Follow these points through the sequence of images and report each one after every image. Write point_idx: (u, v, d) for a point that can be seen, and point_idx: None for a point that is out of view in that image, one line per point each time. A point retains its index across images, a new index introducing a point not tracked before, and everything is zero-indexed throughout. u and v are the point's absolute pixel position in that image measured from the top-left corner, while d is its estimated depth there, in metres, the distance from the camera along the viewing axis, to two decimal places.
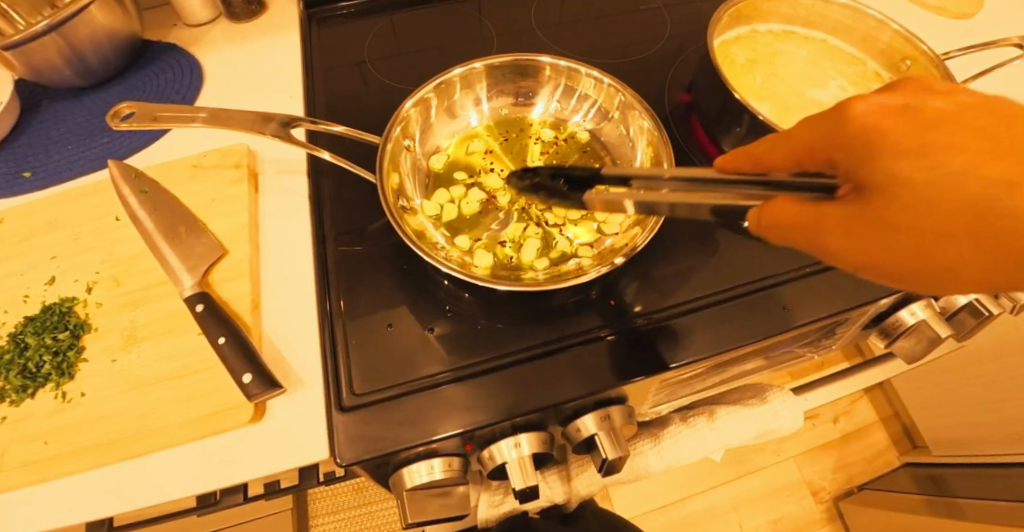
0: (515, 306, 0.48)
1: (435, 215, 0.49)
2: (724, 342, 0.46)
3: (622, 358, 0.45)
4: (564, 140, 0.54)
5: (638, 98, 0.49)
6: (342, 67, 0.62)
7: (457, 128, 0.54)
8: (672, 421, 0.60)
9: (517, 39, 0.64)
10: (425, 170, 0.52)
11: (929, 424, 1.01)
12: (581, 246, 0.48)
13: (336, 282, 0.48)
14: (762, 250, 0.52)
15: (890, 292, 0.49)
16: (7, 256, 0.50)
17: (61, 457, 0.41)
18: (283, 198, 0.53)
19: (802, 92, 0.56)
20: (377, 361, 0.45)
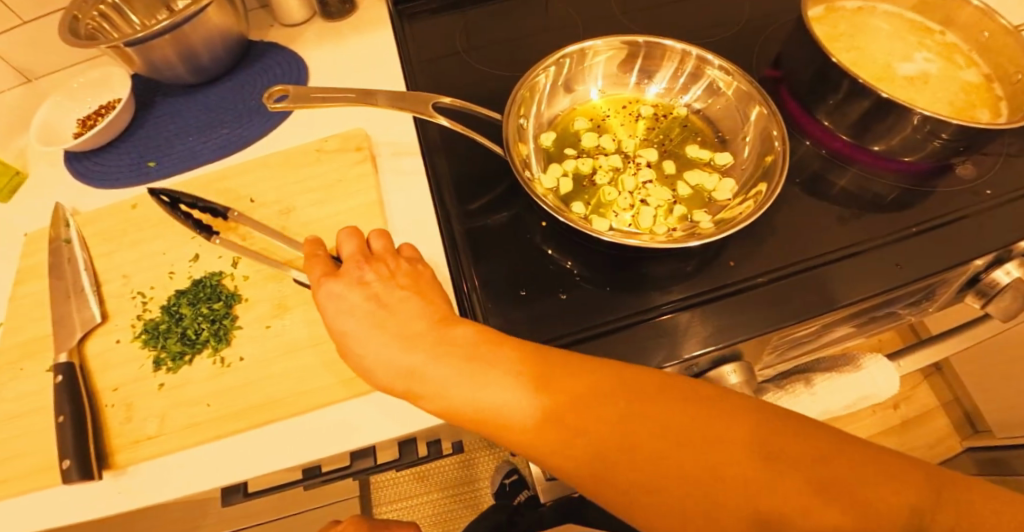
0: (617, 275, 0.50)
1: (553, 186, 0.51)
2: (839, 300, 0.48)
3: (742, 314, 0.47)
4: (665, 116, 0.57)
5: (750, 80, 0.53)
6: (437, 58, 0.65)
7: (561, 108, 0.57)
8: (768, 389, 0.61)
9: (601, 27, 0.67)
10: (536, 146, 0.54)
11: (993, 406, 1.01)
12: (695, 213, 0.50)
13: (466, 252, 0.50)
14: (859, 216, 0.53)
15: (985, 252, 0.50)
16: (149, 237, 0.53)
17: (222, 418, 0.43)
18: (402, 177, 0.56)
19: (890, 66, 0.59)
20: (508, 323, 0.46)
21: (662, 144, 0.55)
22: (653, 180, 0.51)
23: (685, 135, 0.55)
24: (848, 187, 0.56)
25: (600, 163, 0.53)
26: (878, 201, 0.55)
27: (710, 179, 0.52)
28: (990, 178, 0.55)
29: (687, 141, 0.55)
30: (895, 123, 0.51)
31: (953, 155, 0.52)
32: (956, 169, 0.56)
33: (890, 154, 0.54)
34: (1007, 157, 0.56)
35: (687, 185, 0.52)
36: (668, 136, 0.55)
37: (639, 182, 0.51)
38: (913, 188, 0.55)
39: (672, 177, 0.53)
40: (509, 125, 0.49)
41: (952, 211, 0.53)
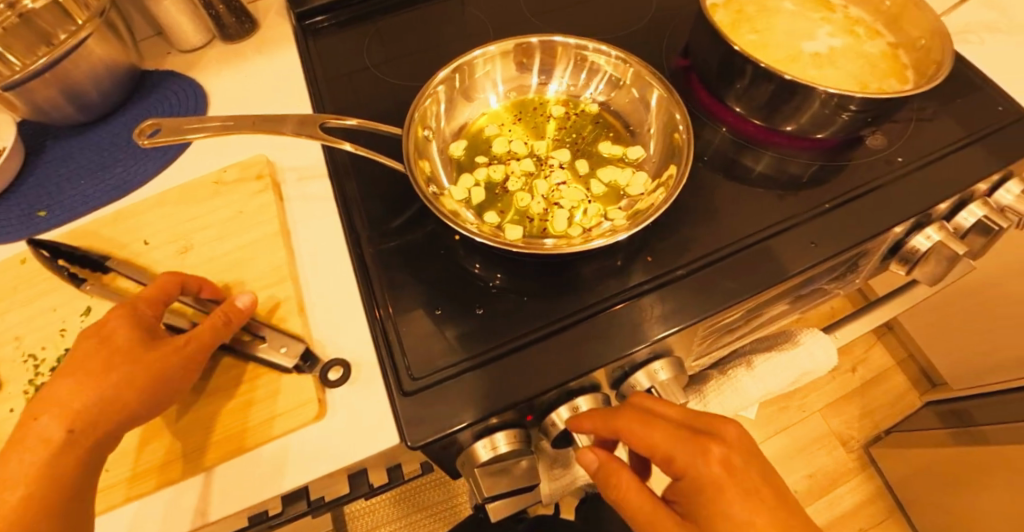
0: (543, 280, 0.48)
1: (464, 198, 0.49)
2: (760, 283, 0.47)
3: (664, 308, 0.46)
4: (576, 114, 0.56)
5: (651, 69, 0.52)
6: (343, 73, 0.63)
7: (468, 116, 0.55)
8: (712, 377, 0.62)
9: (510, 27, 0.65)
10: (445, 157, 0.52)
11: (946, 359, 1.03)
12: (610, 210, 0.49)
13: (378, 276, 0.48)
14: (777, 196, 0.53)
15: (902, 219, 0.50)
16: (40, 292, 0.50)
17: (114, 487, 0.39)
18: (310, 202, 0.53)
19: (795, 43, 0.58)
20: (425, 346, 0.44)
21: (573, 143, 0.53)
22: (567, 181, 0.50)
23: (596, 131, 0.54)
24: (765, 169, 0.55)
25: (512, 168, 0.51)
26: (795, 180, 0.54)
27: (622, 173, 0.51)
28: (900, 145, 0.55)
29: (600, 138, 0.54)
30: (801, 101, 0.51)
31: (863, 126, 0.52)
32: (867, 139, 0.56)
33: (803, 133, 0.54)
34: (917, 122, 0.57)
35: (601, 182, 0.50)
36: (580, 134, 0.54)
37: (552, 184, 0.50)
38: (829, 163, 0.55)
39: (586, 175, 0.51)
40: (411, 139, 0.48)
41: (870, 180, 0.53)
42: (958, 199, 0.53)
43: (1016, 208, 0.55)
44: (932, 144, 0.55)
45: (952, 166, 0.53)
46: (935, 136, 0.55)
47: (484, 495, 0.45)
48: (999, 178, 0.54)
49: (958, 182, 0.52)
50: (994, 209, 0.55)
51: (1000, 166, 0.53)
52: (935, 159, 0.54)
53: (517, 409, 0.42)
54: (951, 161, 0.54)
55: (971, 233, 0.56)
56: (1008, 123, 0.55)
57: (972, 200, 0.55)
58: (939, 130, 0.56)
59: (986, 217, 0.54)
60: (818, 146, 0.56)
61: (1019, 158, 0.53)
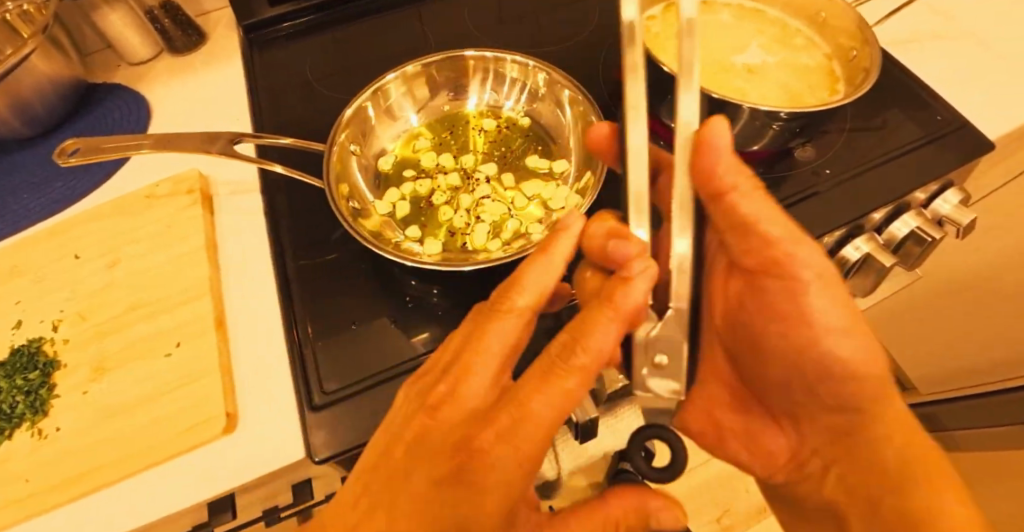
0: (471, 294, 0.48)
1: (388, 213, 0.50)
2: None
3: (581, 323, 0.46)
4: (503, 127, 0.56)
5: (562, 74, 0.53)
6: (285, 85, 0.64)
7: (400, 134, 0.56)
8: None
9: (447, 41, 0.65)
10: (377, 172, 0.53)
11: (915, 363, 1.02)
12: (532, 223, 0.48)
13: (298, 290, 0.49)
14: None
15: (828, 230, 0.51)
16: None
17: (36, 495, 0.41)
18: (239, 216, 0.54)
19: (726, 55, 0.58)
20: (343, 359, 0.45)
21: (498, 156, 0.54)
22: (491, 194, 0.50)
23: (521, 144, 0.55)
24: None
25: (438, 182, 0.52)
26: None
27: (543, 187, 0.51)
28: (833, 156, 0.55)
29: (527, 151, 0.54)
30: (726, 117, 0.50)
31: (790, 138, 0.52)
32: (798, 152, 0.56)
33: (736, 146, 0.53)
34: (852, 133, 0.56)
35: (526, 196, 0.50)
36: (509, 147, 0.55)
37: (477, 197, 0.50)
38: (767, 173, 0.54)
39: (512, 188, 0.51)
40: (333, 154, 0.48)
41: (804, 190, 0.53)
42: (892, 209, 0.53)
43: (953, 218, 0.55)
44: (865, 153, 0.54)
45: (884, 176, 0.53)
46: (870, 146, 0.55)
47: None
48: (933, 188, 0.54)
49: (890, 193, 0.52)
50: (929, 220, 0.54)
51: (939, 174, 0.52)
52: (867, 169, 0.53)
53: None
54: (883, 170, 0.53)
55: (906, 244, 0.55)
56: (952, 129, 0.54)
57: (907, 210, 0.54)
58: (876, 139, 0.55)
59: (919, 228, 0.53)
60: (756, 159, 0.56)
61: (956, 168, 0.53)
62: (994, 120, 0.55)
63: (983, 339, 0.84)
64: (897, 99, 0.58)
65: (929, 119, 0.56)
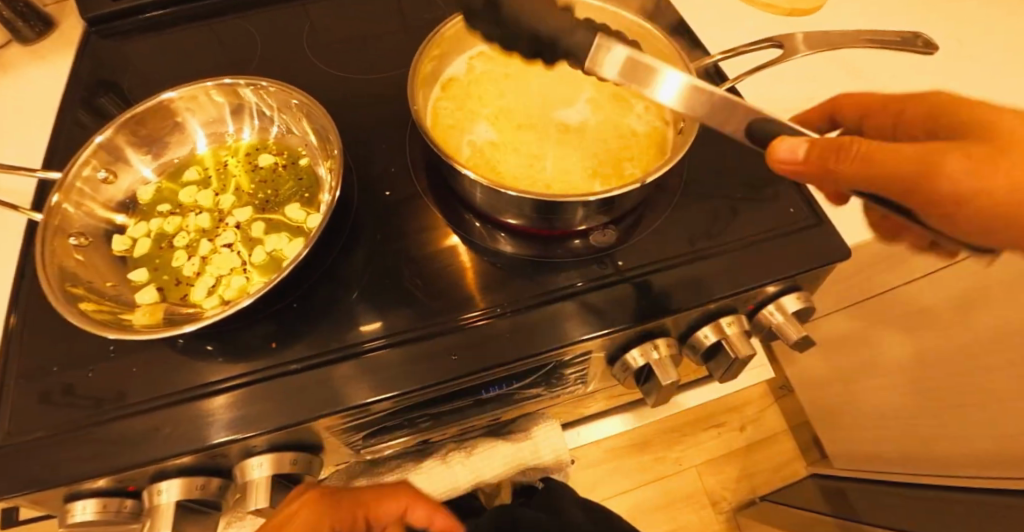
0: (253, 339, 0.49)
1: (123, 250, 0.50)
2: (428, 379, 0.47)
3: (334, 389, 0.47)
4: (283, 165, 0.55)
5: (310, 99, 0.50)
6: (153, 87, 0.65)
7: (164, 165, 0.55)
8: (490, 435, 0.62)
9: (285, 59, 0.65)
10: (131, 202, 0.53)
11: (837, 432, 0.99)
12: (255, 283, 0.48)
13: (30, 319, 0.50)
14: (489, 283, 0.52)
15: (689, 307, 0.50)
16: None
17: None
18: (6, 228, 0.56)
19: (546, 108, 0.56)
20: (40, 408, 0.46)
21: (259, 197, 0.53)
22: (229, 244, 0.51)
23: (289, 189, 0.54)
24: (498, 253, 0.54)
25: (187, 222, 0.52)
26: (502, 263, 0.53)
27: (280, 242, 0.51)
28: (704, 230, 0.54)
29: (292, 198, 0.53)
30: (502, 197, 0.49)
31: (553, 219, 0.50)
32: (597, 234, 0.54)
33: (499, 214, 0.53)
34: (728, 206, 0.56)
35: (263, 250, 0.50)
36: (275, 190, 0.54)
37: (215, 246, 0.51)
38: (541, 256, 0.54)
39: (256, 239, 0.51)
40: (57, 205, 0.48)
41: (587, 281, 0.52)
42: (727, 306, 0.52)
43: (784, 330, 0.53)
44: (736, 232, 0.54)
45: (755, 259, 0.52)
46: (745, 224, 0.54)
47: (64, 522, 0.46)
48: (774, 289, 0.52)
49: (748, 281, 0.51)
50: (744, 331, 0.52)
51: (798, 271, 0.51)
52: (736, 248, 0.53)
53: (198, 456, 0.44)
54: (752, 253, 0.52)
55: (716, 354, 0.53)
56: (783, 232, 0.53)
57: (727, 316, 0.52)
58: (751, 218, 0.55)
59: (731, 339, 0.51)
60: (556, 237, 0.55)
61: (795, 274, 0.51)
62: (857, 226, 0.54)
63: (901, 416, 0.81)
64: (772, 179, 0.57)
65: (788, 211, 0.55)
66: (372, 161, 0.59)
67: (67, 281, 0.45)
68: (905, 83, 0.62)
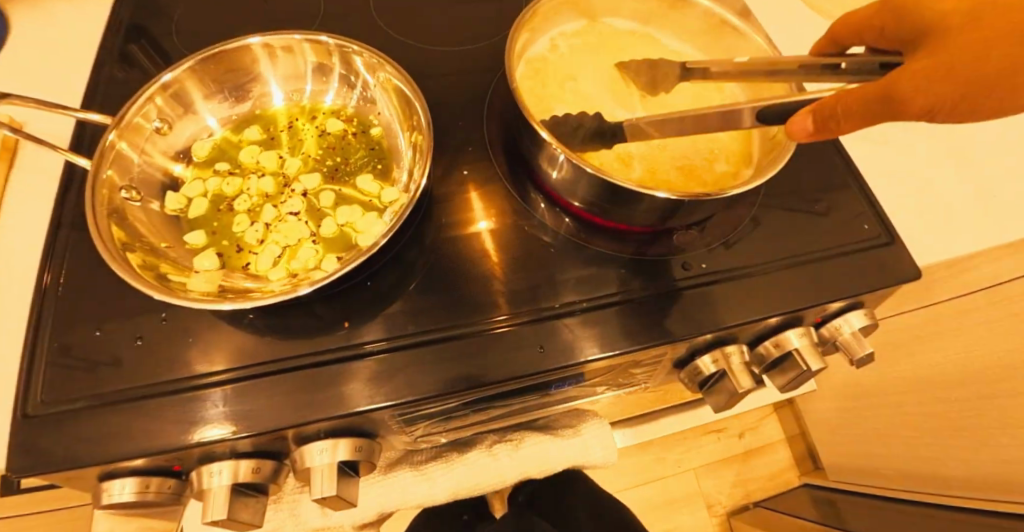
0: (317, 317, 0.47)
1: (177, 209, 0.46)
2: (505, 372, 0.45)
3: (407, 375, 0.45)
4: (353, 133, 0.52)
5: (396, 66, 0.47)
6: (200, 35, 0.60)
7: (229, 117, 0.52)
8: (535, 430, 0.60)
9: (347, 21, 0.62)
10: (188, 155, 0.49)
11: (834, 445, 1.03)
12: (325, 258, 0.45)
13: (67, 278, 0.47)
14: (563, 277, 0.51)
15: (766, 314, 0.49)
16: None
17: None
18: (37, 174, 0.51)
19: (632, 100, 0.55)
20: (84, 373, 0.43)
21: (327, 164, 0.50)
22: (296, 212, 0.47)
23: (361, 160, 0.51)
24: (572, 245, 0.53)
25: (248, 185, 0.48)
26: (576, 256, 0.52)
27: (353, 215, 0.47)
28: (777, 240, 0.54)
29: (363, 170, 0.50)
30: (591, 188, 0.48)
31: (638, 217, 0.49)
32: (675, 235, 0.54)
33: (578, 205, 0.52)
34: (801, 218, 0.56)
35: (334, 223, 0.47)
36: (344, 158, 0.51)
37: (280, 214, 0.47)
38: (626, 255, 0.53)
39: (324, 210, 0.48)
40: (113, 144, 0.43)
41: (663, 283, 0.51)
42: (801, 316, 0.51)
43: (849, 345, 0.53)
44: (808, 245, 0.54)
45: (829, 272, 0.52)
46: (816, 237, 0.54)
47: (98, 503, 0.42)
48: (844, 304, 0.52)
49: (823, 294, 0.51)
50: (814, 342, 0.52)
51: (872, 288, 0.51)
52: (810, 260, 0.53)
53: (259, 437, 0.42)
54: (826, 266, 0.52)
55: (781, 364, 0.53)
56: (840, 250, 0.53)
57: (798, 327, 0.52)
58: (823, 232, 0.55)
59: (802, 350, 0.51)
60: (630, 234, 0.54)
61: (870, 291, 0.51)
62: (924, 246, 0.55)
63: (909, 433, 0.84)
64: (843, 192, 0.58)
65: (859, 227, 0.55)
66: (440, 138, 0.56)
67: (122, 239, 0.41)
68: None
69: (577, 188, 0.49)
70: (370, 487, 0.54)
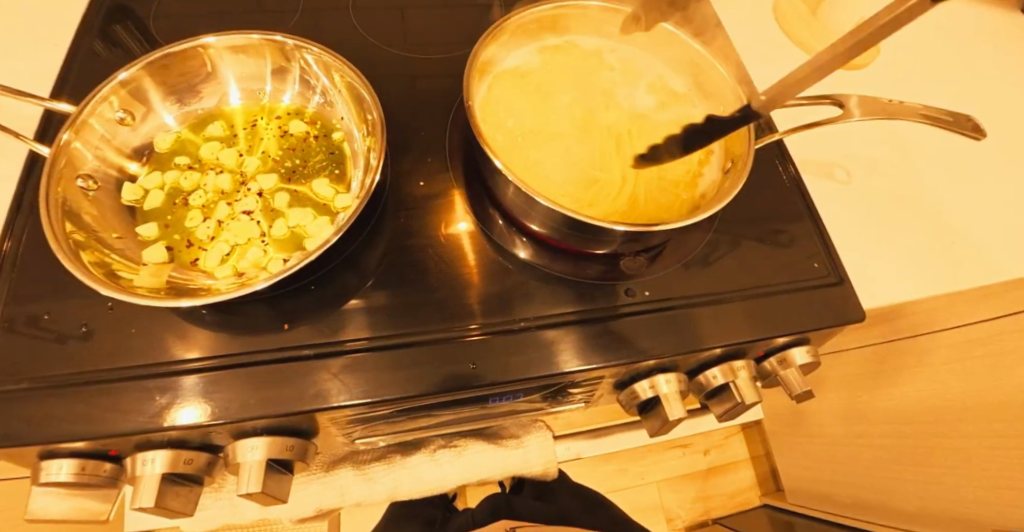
0: (263, 315, 0.48)
1: (134, 201, 0.48)
2: (439, 384, 0.46)
3: (344, 380, 0.46)
4: (315, 136, 0.53)
5: (356, 73, 0.48)
6: (179, 25, 0.61)
7: (186, 114, 0.53)
8: (481, 437, 0.61)
9: (324, 20, 0.63)
10: (147, 150, 0.51)
11: (795, 468, 1.03)
12: (271, 259, 0.46)
13: (22, 260, 0.48)
14: (511, 293, 0.51)
15: (707, 346, 0.50)
16: None
17: None
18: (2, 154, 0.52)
19: (594, 122, 0.55)
20: (28, 354, 0.44)
21: (285, 165, 0.51)
22: (249, 212, 0.48)
23: (320, 162, 0.51)
24: (524, 262, 0.53)
25: (205, 182, 0.49)
26: (526, 271, 0.53)
27: (304, 217, 0.48)
28: (729, 270, 0.55)
29: (320, 172, 0.51)
30: (540, 208, 0.48)
31: (588, 239, 0.50)
32: (627, 259, 0.54)
33: (528, 222, 0.52)
34: (755, 250, 0.56)
35: (285, 225, 0.48)
36: (303, 160, 0.51)
37: (233, 212, 0.48)
38: (567, 275, 0.53)
39: (277, 211, 0.49)
40: (68, 143, 0.44)
41: (608, 306, 0.52)
42: (742, 349, 0.52)
43: (788, 381, 0.54)
44: (757, 277, 0.54)
45: (776, 307, 0.52)
46: (766, 270, 0.55)
47: (36, 480, 0.43)
48: (787, 340, 0.53)
49: (766, 329, 0.51)
50: (752, 376, 0.53)
51: (816, 326, 0.52)
52: (758, 294, 0.53)
53: (189, 430, 0.43)
54: (772, 301, 0.53)
55: (719, 394, 0.54)
56: (794, 286, 0.54)
57: (739, 359, 0.53)
58: (773, 264, 0.55)
59: (739, 384, 0.52)
60: (583, 255, 0.54)
61: (813, 329, 0.52)
62: (879, 287, 0.55)
63: (863, 464, 0.84)
64: (801, 227, 0.58)
65: (811, 263, 0.55)
66: (404, 144, 0.57)
67: (71, 227, 0.42)
68: (934, 156, 0.63)
69: (528, 207, 0.49)
70: (311, 483, 0.55)
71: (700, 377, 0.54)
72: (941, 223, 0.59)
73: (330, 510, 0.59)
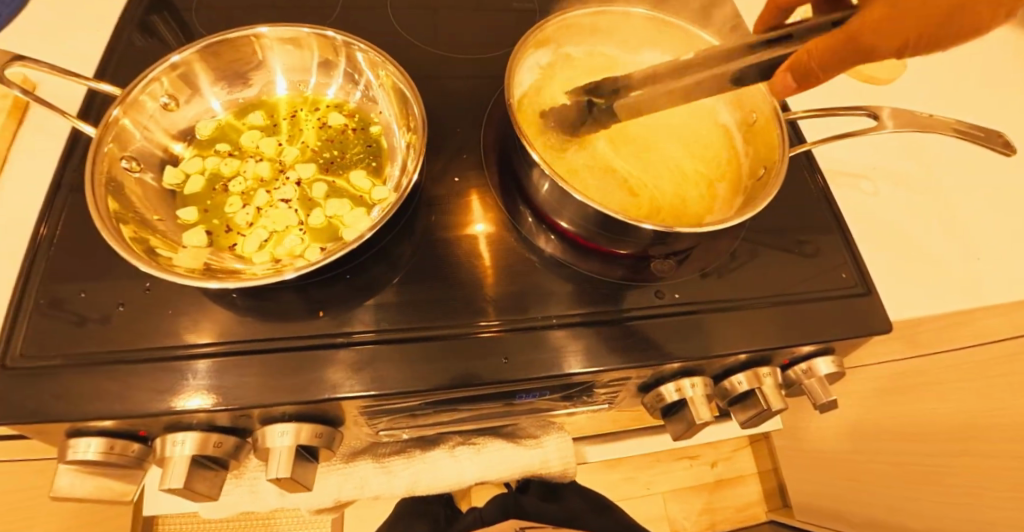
0: (298, 303, 0.49)
1: (175, 184, 0.48)
2: (470, 377, 0.46)
3: (376, 369, 0.46)
4: (353, 129, 0.54)
5: (400, 67, 0.49)
6: (219, 16, 0.62)
7: (232, 101, 0.54)
8: (501, 436, 0.61)
9: (361, 17, 0.64)
10: (191, 135, 0.51)
11: (804, 484, 1.03)
12: (309, 247, 0.46)
13: (60, 239, 0.48)
14: (541, 291, 0.52)
15: (735, 351, 0.50)
16: None
17: None
18: (42, 135, 0.53)
19: (629, 127, 0.56)
20: (63, 332, 0.44)
21: (324, 156, 0.52)
22: (287, 200, 0.48)
23: (357, 154, 0.52)
24: (555, 262, 0.54)
25: (245, 168, 0.50)
26: (556, 270, 0.53)
27: (342, 207, 0.49)
28: (755, 278, 0.55)
29: (358, 165, 0.51)
30: (574, 207, 0.49)
31: (620, 240, 0.50)
32: (655, 263, 0.55)
33: (560, 221, 0.52)
34: (781, 258, 0.56)
35: (323, 214, 0.48)
36: (341, 152, 0.52)
37: (272, 200, 0.48)
38: (595, 275, 0.54)
39: (315, 201, 0.49)
40: (117, 119, 0.45)
41: (637, 307, 0.52)
42: (769, 356, 0.52)
43: (813, 390, 0.54)
44: (784, 286, 0.55)
45: (803, 316, 0.53)
46: (793, 279, 0.55)
47: (64, 458, 0.43)
48: (813, 349, 0.53)
49: (793, 337, 0.51)
50: (778, 384, 0.53)
51: (842, 335, 0.52)
52: (785, 302, 0.53)
53: (222, 412, 0.43)
54: (799, 309, 0.53)
55: (744, 400, 0.54)
56: (807, 295, 0.54)
57: (765, 366, 0.53)
58: (800, 273, 0.55)
59: (765, 391, 0.52)
60: (613, 257, 0.55)
61: (840, 339, 0.52)
62: (905, 300, 0.56)
63: (875, 481, 0.84)
64: (827, 238, 0.58)
65: (837, 274, 0.56)
66: (438, 140, 0.58)
67: (115, 206, 0.43)
68: (959, 173, 0.64)
69: (563, 206, 0.50)
70: (331, 474, 0.56)
71: (725, 382, 0.54)
72: (964, 241, 0.59)
73: (347, 504, 0.59)
